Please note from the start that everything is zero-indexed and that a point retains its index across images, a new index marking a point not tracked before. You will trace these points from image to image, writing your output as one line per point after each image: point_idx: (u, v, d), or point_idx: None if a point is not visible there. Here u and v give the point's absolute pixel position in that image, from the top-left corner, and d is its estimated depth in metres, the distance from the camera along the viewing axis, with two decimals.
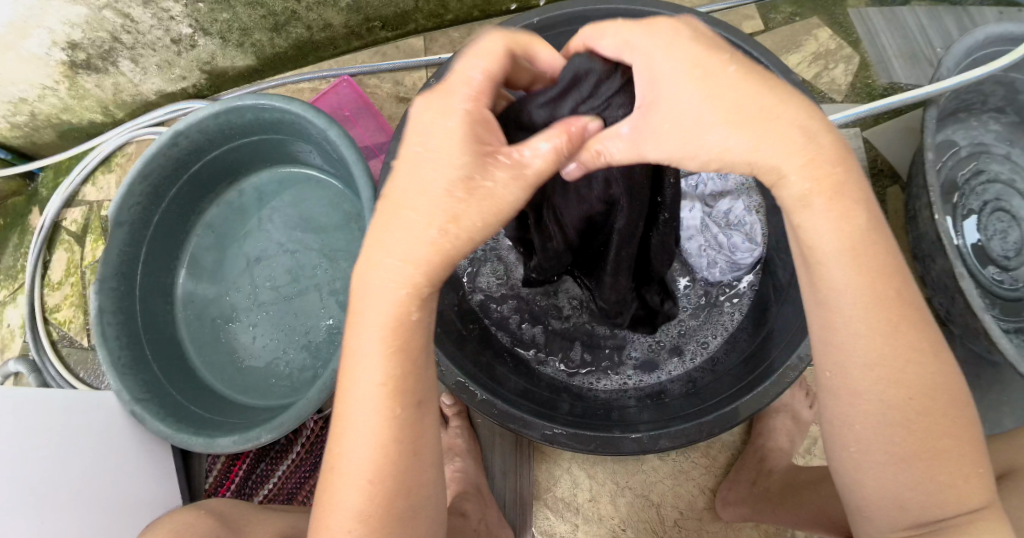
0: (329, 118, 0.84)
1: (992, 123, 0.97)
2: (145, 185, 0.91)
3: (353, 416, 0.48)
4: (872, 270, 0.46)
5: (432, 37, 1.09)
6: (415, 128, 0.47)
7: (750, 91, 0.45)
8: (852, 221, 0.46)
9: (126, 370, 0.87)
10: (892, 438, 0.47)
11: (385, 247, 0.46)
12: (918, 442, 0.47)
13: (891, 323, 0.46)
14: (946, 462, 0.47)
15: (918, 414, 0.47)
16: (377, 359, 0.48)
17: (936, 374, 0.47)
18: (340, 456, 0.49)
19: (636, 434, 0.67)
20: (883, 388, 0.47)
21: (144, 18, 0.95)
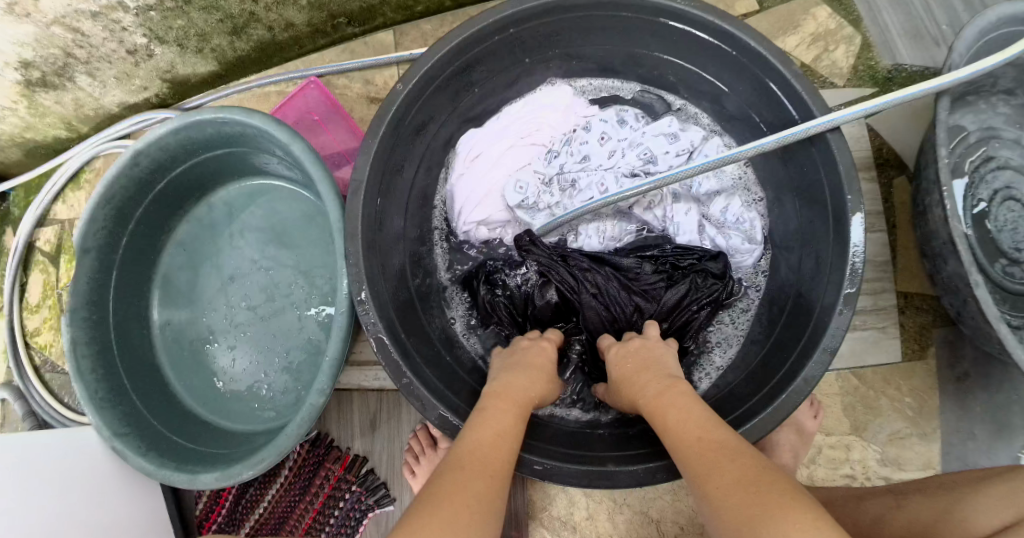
0: (291, 132, 0.79)
1: (1002, 106, 0.90)
2: (109, 207, 0.87)
3: (484, 446, 0.53)
4: (682, 417, 0.54)
5: (402, 30, 1.02)
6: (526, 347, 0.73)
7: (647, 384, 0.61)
8: (663, 410, 0.56)
9: (104, 404, 0.84)
10: (726, 518, 0.44)
11: (526, 374, 0.66)
12: (738, 513, 0.43)
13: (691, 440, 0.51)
14: (763, 516, 0.41)
15: (733, 491, 0.45)
16: (515, 426, 0.57)
17: (733, 459, 0.47)
18: (464, 472, 0.50)
19: (631, 466, 0.63)
20: (702, 487, 0.47)
21: (96, 31, 0.89)
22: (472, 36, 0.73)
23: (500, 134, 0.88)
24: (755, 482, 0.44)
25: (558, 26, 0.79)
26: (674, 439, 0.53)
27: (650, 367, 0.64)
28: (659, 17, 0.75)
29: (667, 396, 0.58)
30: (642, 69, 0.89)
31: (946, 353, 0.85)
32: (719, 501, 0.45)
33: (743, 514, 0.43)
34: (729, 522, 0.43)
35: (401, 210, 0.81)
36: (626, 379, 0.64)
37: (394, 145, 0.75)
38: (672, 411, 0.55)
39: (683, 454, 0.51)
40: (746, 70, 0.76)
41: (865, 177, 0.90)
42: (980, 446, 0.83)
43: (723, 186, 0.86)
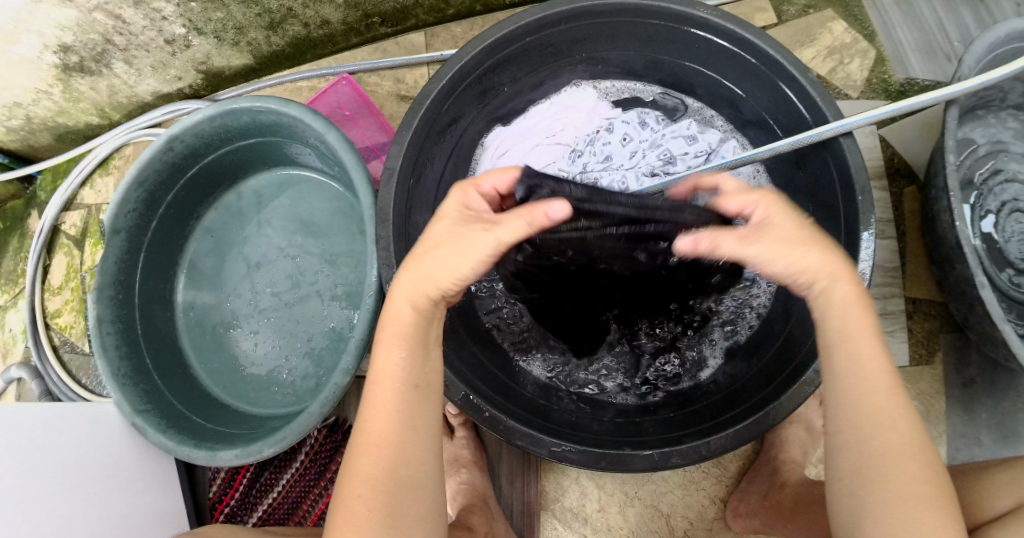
0: (327, 122, 0.82)
1: (1011, 120, 0.94)
2: (141, 189, 0.89)
3: (367, 416, 0.53)
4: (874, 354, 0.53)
5: (433, 32, 1.06)
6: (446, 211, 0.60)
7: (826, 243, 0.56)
8: (862, 321, 0.54)
9: (127, 380, 0.86)
10: (893, 480, 0.49)
11: (428, 264, 0.56)
12: (914, 483, 0.49)
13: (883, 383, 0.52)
14: (932, 504, 0.48)
15: (909, 463, 0.49)
16: (403, 364, 0.55)
17: (917, 435, 0.51)
18: (355, 453, 0.53)
19: (647, 452, 0.65)
20: (881, 434, 0.50)
21: (137, 19, 0.92)
22: (505, 36, 0.76)
23: (527, 133, 0.92)
24: (925, 462, 0.50)
25: (586, 30, 0.82)
26: (859, 372, 0.53)
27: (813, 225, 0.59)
28: (684, 25, 0.78)
29: (863, 302, 0.55)
30: (663, 74, 0.92)
31: (953, 359, 0.88)
32: (901, 463, 0.49)
33: (913, 488, 0.49)
34: (890, 485, 0.49)
35: (429, 202, 0.84)
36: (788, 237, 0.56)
37: (426, 137, 0.78)
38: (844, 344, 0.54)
39: (862, 390, 0.52)
40: (765, 77, 0.79)
41: (878, 186, 0.93)
42: (986, 452, 0.84)
43: None
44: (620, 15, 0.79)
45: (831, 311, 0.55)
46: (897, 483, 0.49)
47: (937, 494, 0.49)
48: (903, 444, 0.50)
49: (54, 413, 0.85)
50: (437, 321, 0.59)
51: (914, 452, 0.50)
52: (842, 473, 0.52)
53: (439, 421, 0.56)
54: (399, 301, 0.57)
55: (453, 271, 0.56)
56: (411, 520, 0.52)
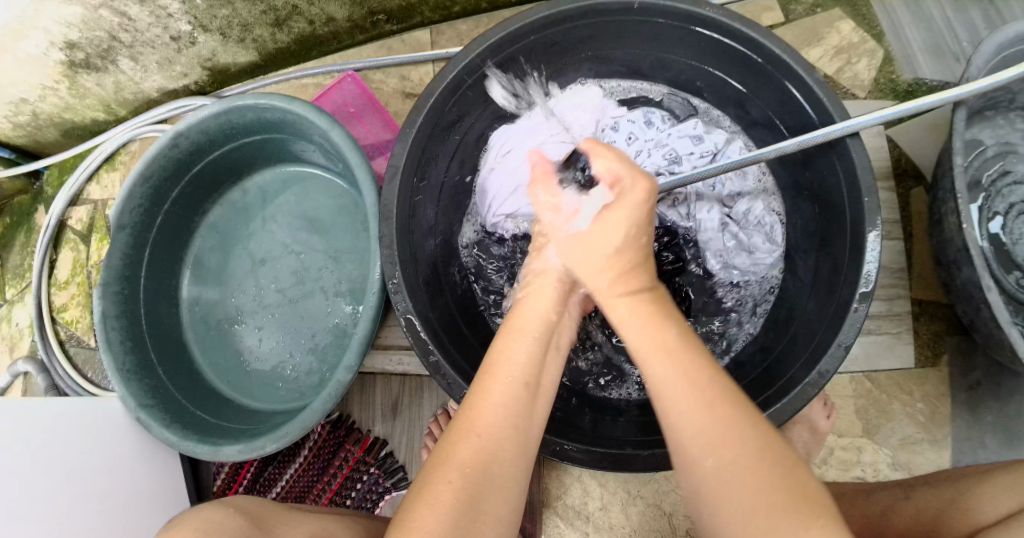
0: (331, 119, 0.82)
1: (1020, 122, 0.93)
2: (147, 186, 0.90)
3: (474, 404, 0.55)
4: (687, 367, 0.54)
5: (438, 30, 1.05)
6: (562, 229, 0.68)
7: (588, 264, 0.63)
8: (662, 333, 0.57)
9: (132, 375, 0.86)
10: (731, 497, 0.48)
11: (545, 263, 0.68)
12: (754, 499, 0.46)
13: (705, 397, 0.51)
14: (784, 515, 0.45)
15: (749, 472, 0.48)
16: (522, 360, 0.58)
17: (759, 440, 0.49)
18: (461, 431, 0.53)
19: (648, 451, 0.66)
20: (711, 450, 0.49)
21: (142, 16, 0.92)
22: (510, 35, 0.75)
23: (532, 131, 0.90)
24: (771, 465, 0.48)
25: (592, 28, 0.82)
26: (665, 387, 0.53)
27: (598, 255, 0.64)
28: (690, 24, 0.78)
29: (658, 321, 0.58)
30: (669, 73, 0.91)
31: (958, 361, 0.88)
32: (742, 468, 0.48)
33: (761, 500, 0.46)
34: (738, 503, 0.47)
35: (433, 198, 0.84)
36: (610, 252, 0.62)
37: (430, 135, 0.78)
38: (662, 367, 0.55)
39: (669, 398, 0.53)
40: (771, 77, 0.78)
41: (885, 186, 0.92)
42: (991, 455, 0.84)
43: (746, 188, 0.88)
44: (625, 14, 0.78)
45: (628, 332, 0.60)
46: (742, 496, 0.47)
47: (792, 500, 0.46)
48: (733, 455, 0.49)
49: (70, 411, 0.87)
50: (557, 335, 0.64)
51: (755, 457, 0.48)
52: (693, 502, 0.51)
53: (539, 427, 0.57)
54: (527, 303, 0.64)
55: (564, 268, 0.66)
56: (490, 521, 0.50)
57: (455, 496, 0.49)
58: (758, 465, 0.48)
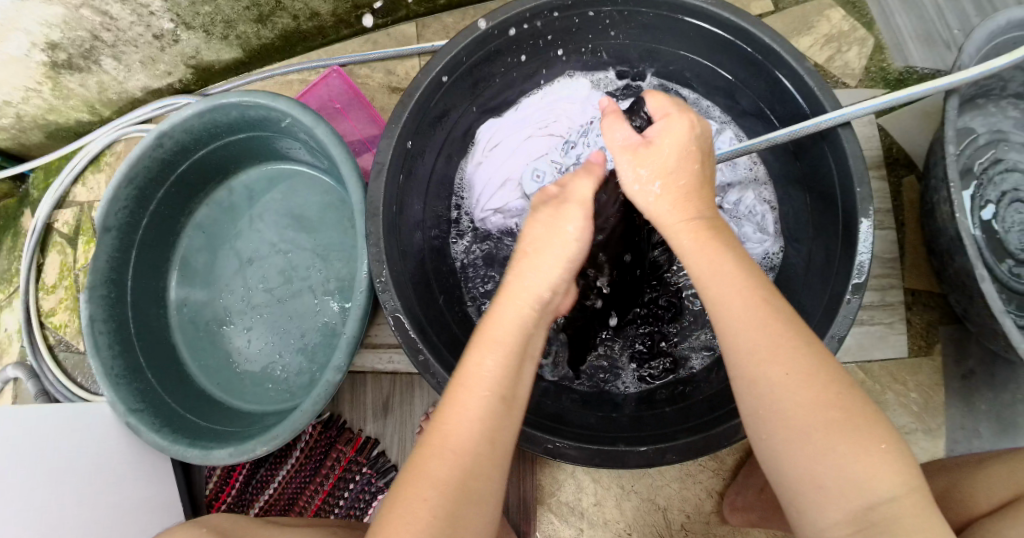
0: (315, 115, 0.81)
1: (1011, 110, 0.93)
2: (131, 187, 0.88)
3: (447, 419, 0.51)
4: (740, 283, 0.52)
5: (424, 23, 1.04)
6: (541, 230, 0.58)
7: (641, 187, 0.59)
8: (718, 256, 0.54)
9: (120, 379, 0.85)
10: (787, 421, 0.48)
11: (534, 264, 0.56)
12: (811, 418, 0.47)
13: (761, 315, 0.51)
14: (844, 435, 0.46)
15: (806, 392, 0.48)
16: (497, 373, 0.52)
17: (811, 356, 0.49)
18: (434, 449, 0.50)
19: (640, 447, 0.65)
20: (766, 368, 0.49)
21: (124, 15, 0.91)
22: (495, 27, 0.74)
23: (520, 124, 0.90)
24: (824, 381, 0.48)
25: (579, 19, 0.81)
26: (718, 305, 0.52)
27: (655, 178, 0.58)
28: (678, 13, 0.77)
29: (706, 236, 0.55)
30: (658, 64, 0.90)
31: (952, 351, 0.87)
32: (798, 389, 0.48)
33: (820, 422, 0.47)
34: (791, 424, 0.48)
35: (421, 193, 0.83)
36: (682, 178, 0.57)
37: (415, 131, 0.76)
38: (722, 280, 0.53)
39: (722, 314, 0.52)
40: (760, 67, 0.78)
41: (876, 175, 0.91)
42: (985, 444, 0.84)
43: (736, 178, 0.88)
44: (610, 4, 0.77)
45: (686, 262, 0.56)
46: (801, 415, 0.47)
47: (849, 420, 0.47)
48: (786, 373, 0.48)
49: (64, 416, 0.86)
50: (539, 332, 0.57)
51: (807, 376, 0.48)
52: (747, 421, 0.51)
53: (516, 438, 0.54)
54: (509, 305, 0.55)
55: (547, 278, 0.56)
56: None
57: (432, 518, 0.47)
58: (821, 385, 0.48)
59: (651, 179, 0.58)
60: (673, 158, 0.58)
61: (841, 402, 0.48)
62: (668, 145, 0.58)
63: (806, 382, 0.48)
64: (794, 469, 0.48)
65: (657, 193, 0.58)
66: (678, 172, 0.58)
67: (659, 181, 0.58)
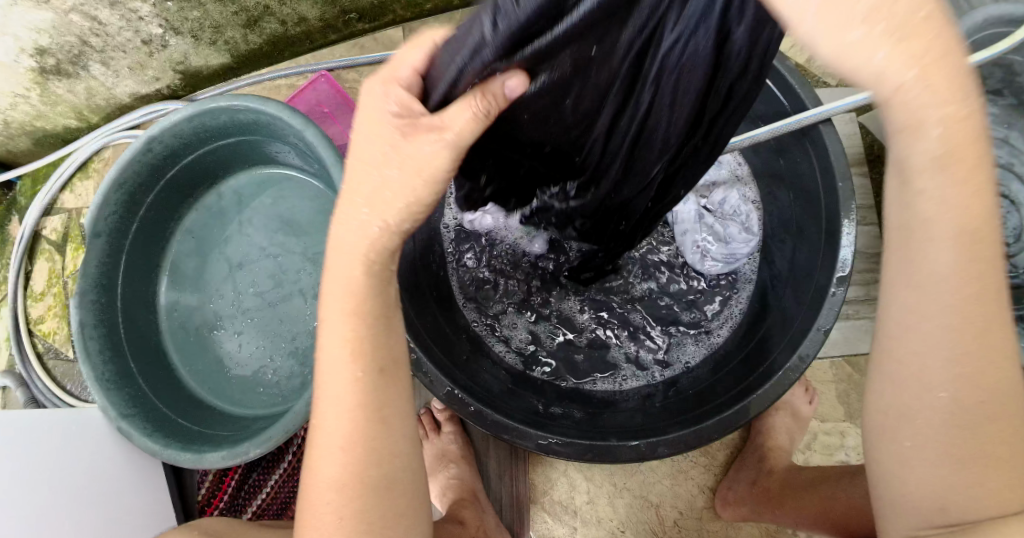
0: (305, 119, 0.82)
1: (990, 106, 0.96)
2: (121, 192, 0.88)
3: (322, 412, 0.52)
4: (983, 260, 0.44)
5: (411, 27, 1.05)
6: (394, 167, 0.48)
7: (927, 54, 0.38)
8: (981, 200, 0.43)
9: (111, 385, 0.85)
10: (951, 439, 0.46)
11: (376, 201, 0.50)
12: (976, 447, 0.45)
13: (978, 324, 0.45)
14: (999, 469, 0.45)
15: (986, 420, 0.45)
16: (343, 346, 0.51)
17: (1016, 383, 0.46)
18: (320, 444, 0.52)
19: (633, 442, 0.66)
20: (955, 385, 0.46)
21: (112, 20, 0.91)
22: None
23: None
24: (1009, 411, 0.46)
25: None
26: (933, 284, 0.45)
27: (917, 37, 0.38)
28: None
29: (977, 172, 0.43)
30: None
31: None
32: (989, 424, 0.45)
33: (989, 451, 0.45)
34: (948, 446, 0.46)
35: None
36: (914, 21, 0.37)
37: None
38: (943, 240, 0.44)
39: (942, 292, 0.45)
40: None
41: (859, 173, 0.93)
42: None
43: (721, 178, 0.89)
44: None
45: (935, 209, 0.44)
46: (981, 443, 0.45)
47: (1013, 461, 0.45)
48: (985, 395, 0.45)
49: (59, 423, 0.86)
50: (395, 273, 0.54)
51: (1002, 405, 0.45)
52: (890, 415, 0.49)
53: (404, 401, 0.54)
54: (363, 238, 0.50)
55: (405, 194, 0.49)
56: (390, 516, 0.51)
57: (338, 514, 0.50)
58: (1008, 418, 0.46)
59: (861, 15, 0.36)
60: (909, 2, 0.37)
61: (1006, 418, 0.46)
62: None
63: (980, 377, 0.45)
64: (917, 482, 0.47)
65: (884, 46, 0.38)
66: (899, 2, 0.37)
67: (871, 17, 0.36)
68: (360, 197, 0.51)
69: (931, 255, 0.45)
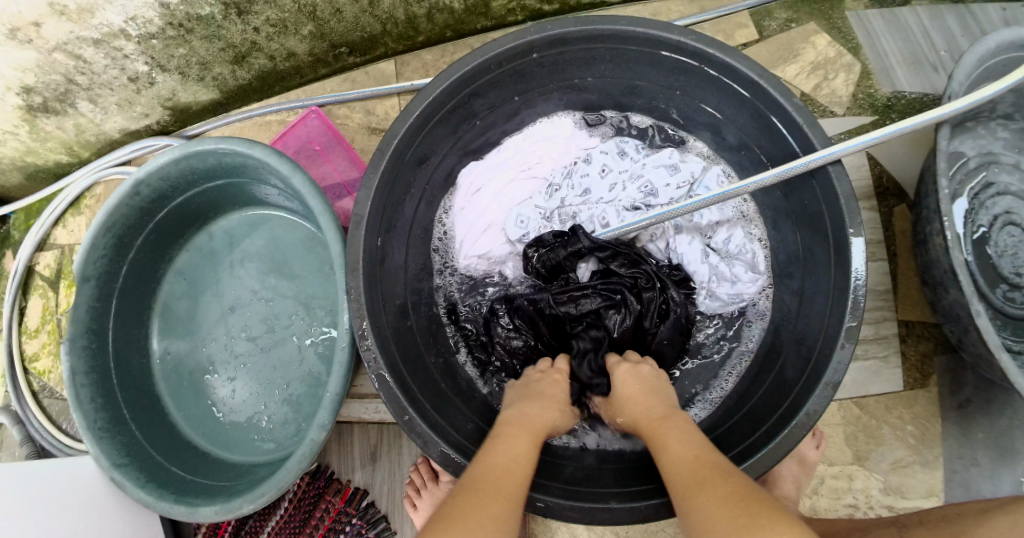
0: (293, 164, 0.79)
1: (1000, 131, 0.92)
2: (109, 235, 0.86)
3: (495, 477, 0.55)
4: (688, 444, 0.57)
5: (403, 60, 1.02)
6: (558, 396, 0.70)
7: (639, 399, 0.67)
8: (674, 427, 0.60)
9: (103, 433, 0.83)
10: (712, 524, 0.48)
11: (556, 407, 0.68)
12: (728, 520, 0.47)
13: (693, 457, 0.55)
14: (752, 532, 0.45)
15: (727, 502, 0.48)
16: (524, 448, 0.59)
17: (742, 484, 0.50)
18: (479, 491, 0.53)
19: (635, 504, 0.63)
20: (695, 491, 0.51)
21: (98, 59, 0.89)
22: (474, 70, 0.72)
23: (500, 167, 0.89)
24: (742, 499, 0.48)
25: (563, 58, 0.78)
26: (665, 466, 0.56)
27: (654, 390, 0.68)
28: (658, 49, 0.74)
29: (669, 419, 0.62)
30: (641, 99, 0.88)
31: (948, 382, 0.86)
32: (718, 510, 0.48)
33: (735, 525, 0.46)
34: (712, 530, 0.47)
35: (402, 243, 0.80)
36: (631, 396, 0.68)
37: (394, 178, 0.74)
38: (674, 432, 0.59)
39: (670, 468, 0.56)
40: (748, 105, 0.76)
41: (866, 206, 0.90)
42: (984, 473, 0.83)
43: (725, 217, 0.86)
44: (592, 42, 0.74)
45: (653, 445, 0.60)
46: (725, 521, 0.47)
47: (757, 521, 0.45)
48: (715, 495, 0.49)
49: (54, 472, 0.87)
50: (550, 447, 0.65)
51: (728, 497, 0.49)
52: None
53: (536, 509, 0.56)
54: (539, 406, 0.66)
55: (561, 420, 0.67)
56: None
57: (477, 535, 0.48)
58: (743, 499, 0.48)
59: (622, 405, 0.69)
60: (631, 383, 0.70)
61: (742, 485, 0.50)
62: (621, 374, 0.72)
63: (708, 486, 0.51)
64: None
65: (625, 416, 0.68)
66: (631, 391, 0.69)
67: (626, 400, 0.68)
68: (543, 397, 0.68)
69: (669, 453, 0.57)
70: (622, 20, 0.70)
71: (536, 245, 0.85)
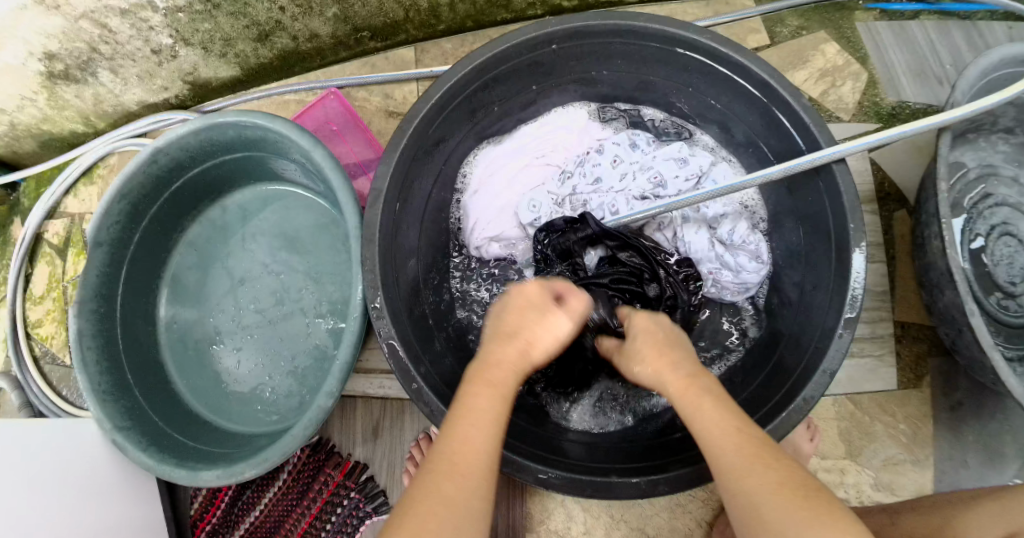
0: (314, 139, 0.81)
1: (1000, 144, 0.96)
2: (124, 202, 0.87)
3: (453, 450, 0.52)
4: (723, 417, 0.54)
5: (423, 48, 1.05)
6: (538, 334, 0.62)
7: (670, 353, 0.62)
8: (695, 389, 0.57)
9: (108, 396, 0.84)
10: (767, 514, 0.48)
11: (532, 346, 0.61)
12: (789, 510, 0.47)
13: (735, 432, 0.53)
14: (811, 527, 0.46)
15: (784, 491, 0.48)
16: (487, 403, 0.55)
17: (792, 470, 0.50)
18: (438, 474, 0.51)
19: (633, 479, 0.65)
20: (744, 474, 0.50)
21: (123, 28, 0.91)
22: (495, 56, 0.74)
23: (515, 154, 0.92)
24: (799, 488, 0.48)
25: (580, 50, 0.80)
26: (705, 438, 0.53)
27: (671, 344, 0.63)
28: (674, 47, 0.76)
29: (699, 381, 0.57)
30: (654, 94, 0.91)
31: (940, 383, 0.88)
32: (770, 496, 0.48)
33: (792, 519, 0.46)
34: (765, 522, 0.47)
35: (416, 221, 0.82)
36: (646, 352, 0.63)
37: (413, 158, 0.76)
38: (705, 404, 0.55)
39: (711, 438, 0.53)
40: (760, 105, 0.78)
41: (868, 209, 0.93)
42: (972, 474, 0.85)
43: (729, 210, 0.88)
44: (611, 37, 0.77)
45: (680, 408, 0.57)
46: (787, 517, 0.47)
47: (816, 516, 0.46)
48: (771, 484, 0.49)
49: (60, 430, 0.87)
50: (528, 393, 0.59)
51: (780, 485, 0.49)
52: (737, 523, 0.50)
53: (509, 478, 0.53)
54: (506, 349, 0.60)
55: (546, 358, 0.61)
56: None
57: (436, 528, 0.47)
58: (797, 491, 0.48)
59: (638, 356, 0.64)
60: (656, 334, 0.65)
61: (794, 470, 0.50)
62: (639, 327, 0.67)
63: (760, 466, 0.50)
64: None
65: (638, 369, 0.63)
66: (642, 347, 0.64)
67: (640, 353, 0.64)
68: (509, 331, 0.62)
69: (704, 424, 0.54)
70: (640, 17, 0.73)
71: (547, 231, 0.87)
